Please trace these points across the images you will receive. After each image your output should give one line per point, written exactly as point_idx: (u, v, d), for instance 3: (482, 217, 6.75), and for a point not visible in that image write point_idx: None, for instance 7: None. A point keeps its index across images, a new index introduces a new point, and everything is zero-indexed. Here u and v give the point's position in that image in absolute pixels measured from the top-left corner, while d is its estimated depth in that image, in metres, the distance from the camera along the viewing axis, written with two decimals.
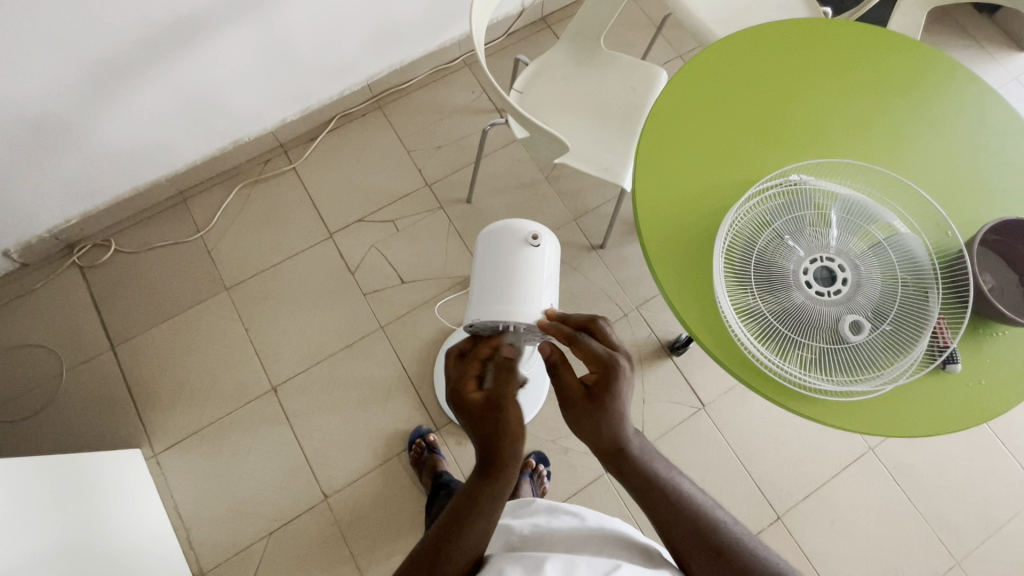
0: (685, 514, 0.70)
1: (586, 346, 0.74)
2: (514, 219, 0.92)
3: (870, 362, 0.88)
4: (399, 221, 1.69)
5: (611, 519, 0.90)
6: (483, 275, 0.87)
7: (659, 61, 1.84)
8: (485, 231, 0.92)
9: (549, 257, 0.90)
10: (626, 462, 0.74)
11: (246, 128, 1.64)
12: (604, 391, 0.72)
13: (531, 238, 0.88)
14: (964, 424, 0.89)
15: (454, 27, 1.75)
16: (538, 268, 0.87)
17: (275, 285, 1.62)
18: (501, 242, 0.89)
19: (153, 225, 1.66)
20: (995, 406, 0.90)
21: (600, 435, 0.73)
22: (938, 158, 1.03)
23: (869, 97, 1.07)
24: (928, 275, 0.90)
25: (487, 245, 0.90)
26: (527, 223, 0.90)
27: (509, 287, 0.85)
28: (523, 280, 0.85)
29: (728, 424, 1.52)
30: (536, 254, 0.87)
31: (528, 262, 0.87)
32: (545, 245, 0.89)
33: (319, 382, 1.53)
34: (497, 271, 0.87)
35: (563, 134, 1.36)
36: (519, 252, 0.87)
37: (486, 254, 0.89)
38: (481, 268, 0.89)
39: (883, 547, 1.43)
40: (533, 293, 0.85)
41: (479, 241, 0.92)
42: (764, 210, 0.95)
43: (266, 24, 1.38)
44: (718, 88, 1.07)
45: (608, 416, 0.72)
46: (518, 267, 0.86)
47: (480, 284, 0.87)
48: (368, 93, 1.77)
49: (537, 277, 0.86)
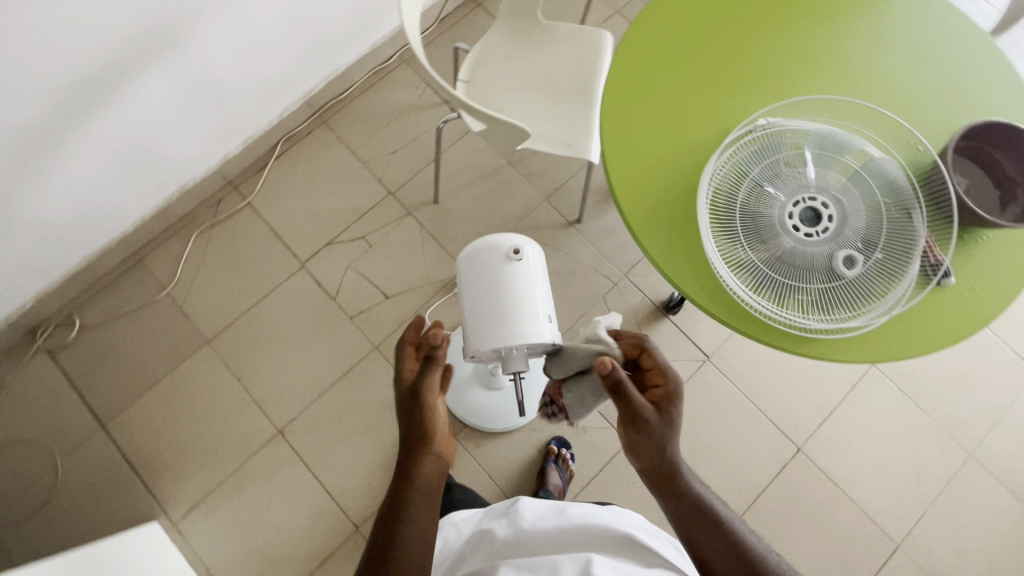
0: (701, 511, 0.76)
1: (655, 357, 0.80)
2: (491, 236, 0.93)
3: (868, 293, 0.88)
4: (370, 236, 1.63)
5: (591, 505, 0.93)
6: (475, 302, 0.88)
7: (598, 21, 1.78)
8: (463, 255, 0.93)
9: (534, 266, 0.91)
10: (678, 484, 0.78)
11: (190, 171, 1.55)
12: (671, 407, 0.78)
13: (512, 253, 0.90)
14: (926, 348, 0.90)
15: (382, 24, 1.67)
16: (527, 282, 0.88)
17: (258, 327, 1.56)
18: (484, 263, 0.90)
19: (116, 292, 1.58)
20: (980, 318, 0.91)
21: (661, 455, 0.78)
22: (896, 73, 1.02)
23: (815, 26, 1.04)
24: (909, 196, 0.90)
25: (470, 270, 0.91)
26: (505, 238, 0.91)
27: (503, 307, 0.86)
28: (516, 298, 0.87)
29: (734, 370, 1.54)
30: (521, 268, 0.89)
31: (516, 278, 0.89)
32: (528, 257, 0.91)
33: (324, 415, 1.50)
34: (487, 294, 0.87)
35: (519, 119, 1.31)
36: (505, 269, 0.89)
37: (472, 278, 0.90)
38: (471, 295, 0.89)
39: (900, 455, 1.48)
40: (529, 308, 0.86)
41: (461, 267, 0.93)
42: (740, 160, 0.94)
43: (186, 60, 1.29)
44: (666, 46, 1.04)
45: (671, 433, 0.78)
46: (507, 284, 0.88)
47: (473, 310, 0.88)
48: (308, 110, 1.69)
49: (530, 292, 0.87)
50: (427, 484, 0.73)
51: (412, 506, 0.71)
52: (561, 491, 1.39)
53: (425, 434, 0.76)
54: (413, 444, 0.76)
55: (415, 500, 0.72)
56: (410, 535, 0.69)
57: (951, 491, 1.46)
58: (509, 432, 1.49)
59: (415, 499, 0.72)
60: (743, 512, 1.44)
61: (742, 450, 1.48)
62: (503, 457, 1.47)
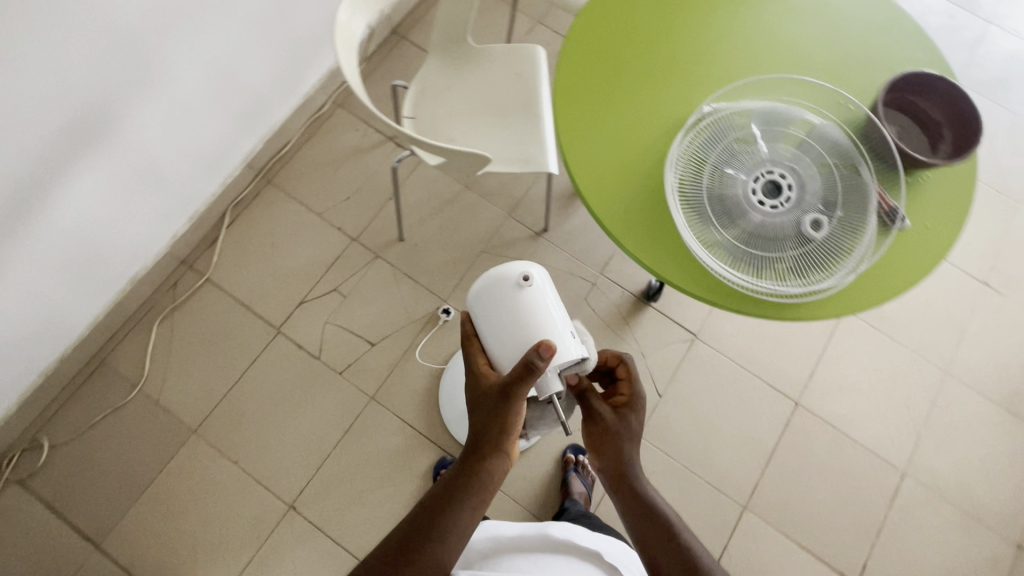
0: (651, 508, 0.79)
1: (631, 367, 0.88)
2: (495, 269, 0.90)
3: (838, 250, 0.94)
4: (342, 286, 1.60)
5: (577, 526, 0.92)
6: (498, 339, 0.85)
7: (522, 34, 1.82)
8: (472, 296, 0.91)
9: (545, 288, 0.88)
10: (627, 488, 0.82)
11: (139, 259, 1.48)
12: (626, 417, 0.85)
13: (522, 281, 0.87)
14: (879, 296, 0.96)
15: (311, 72, 1.64)
16: (544, 306, 0.86)
17: (245, 403, 1.49)
18: (496, 298, 0.87)
19: (82, 401, 1.48)
20: (934, 253, 0.98)
21: (611, 455, 0.84)
22: (814, 41, 1.09)
23: (732, 11, 1.11)
24: (855, 155, 0.96)
25: (484, 310, 0.88)
26: (511, 268, 0.89)
27: (528, 337, 0.84)
28: (536, 325, 0.85)
29: (722, 341, 1.59)
30: (534, 294, 0.86)
31: (532, 305, 0.86)
32: (538, 280, 0.88)
33: (334, 478, 1.45)
34: (507, 329, 0.85)
35: (472, 144, 1.32)
36: (518, 300, 0.86)
37: (488, 317, 0.87)
38: (491, 335, 0.86)
39: (887, 387, 1.57)
40: (553, 332, 0.85)
41: (474, 308, 0.90)
42: (698, 147, 0.98)
43: (116, 147, 1.24)
44: (603, 52, 1.07)
45: (625, 438, 0.84)
46: (525, 314, 0.85)
47: (498, 350, 0.85)
48: (251, 172, 1.64)
49: (548, 315, 0.85)
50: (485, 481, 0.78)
51: (467, 495, 0.76)
52: (587, 497, 1.39)
53: (496, 437, 0.78)
54: (483, 440, 0.78)
55: (471, 491, 0.77)
56: (455, 518, 0.75)
57: (938, 410, 1.56)
58: (523, 452, 1.48)
59: (470, 490, 0.77)
60: (760, 477, 1.49)
61: (746, 416, 1.54)
62: (522, 478, 1.46)
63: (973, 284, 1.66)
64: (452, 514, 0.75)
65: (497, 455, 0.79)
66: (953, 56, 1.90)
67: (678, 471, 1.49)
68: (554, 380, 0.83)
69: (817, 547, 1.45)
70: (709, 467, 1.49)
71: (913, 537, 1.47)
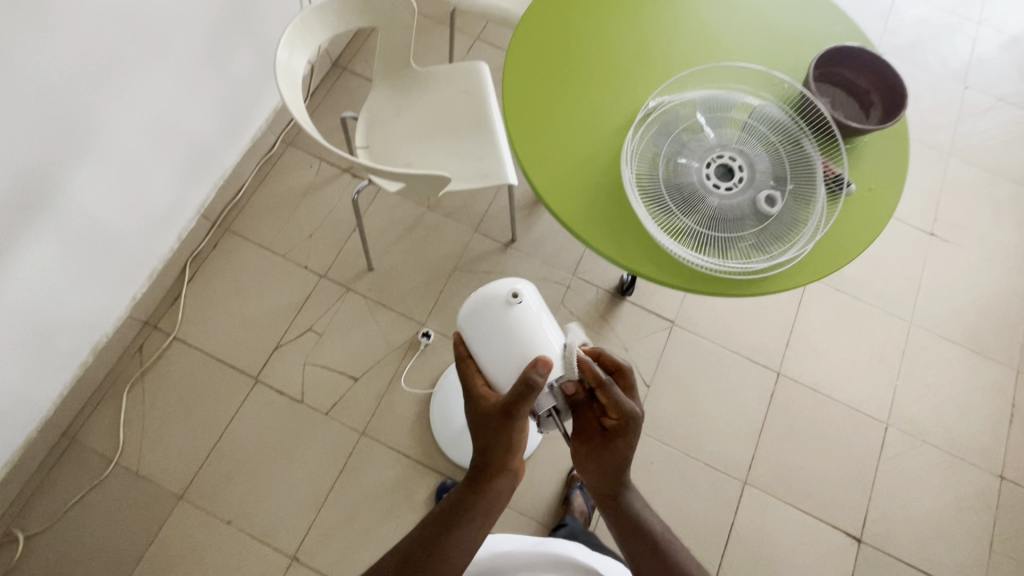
0: (644, 527, 0.80)
1: (612, 393, 0.80)
2: (483, 289, 0.91)
3: (794, 222, 0.98)
4: (317, 324, 1.57)
5: (574, 545, 0.94)
6: (492, 357, 0.86)
7: (463, 53, 1.84)
8: (462, 317, 0.91)
9: (534, 302, 0.90)
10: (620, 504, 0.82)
11: (99, 327, 1.42)
12: (614, 439, 0.82)
13: (511, 298, 0.88)
14: (835, 263, 1.00)
15: (256, 114, 1.62)
16: (534, 322, 0.88)
17: (231, 459, 1.44)
18: (487, 318, 0.88)
19: (56, 485, 1.40)
20: (881, 214, 1.03)
21: (601, 468, 0.84)
22: (741, 29, 1.14)
23: (661, 9, 1.15)
24: (796, 131, 1.01)
25: (476, 330, 0.89)
26: (499, 285, 0.90)
27: (522, 354, 0.85)
28: (528, 339, 0.86)
29: (699, 324, 1.63)
30: (524, 309, 0.88)
31: (523, 322, 0.87)
32: (526, 296, 0.90)
33: (334, 521, 1.41)
34: (500, 345, 0.86)
35: (430, 166, 1.33)
36: (509, 318, 0.87)
37: (479, 337, 0.89)
38: (485, 354, 0.87)
39: (859, 345, 1.64)
40: (546, 347, 0.86)
41: (465, 329, 0.91)
42: (649, 141, 1.01)
43: (59, 216, 1.19)
44: (545, 61, 1.10)
45: (613, 455, 0.82)
46: (517, 329, 0.87)
47: (493, 368, 0.86)
48: (207, 223, 1.60)
49: (539, 327, 0.87)
50: (492, 496, 0.78)
51: (474, 514, 0.76)
52: (587, 516, 1.39)
53: (501, 453, 0.79)
54: (490, 459, 0.79)
55: (478, 511, 0.77)
56: (459, 535, 0.75)
57: (909, 359, 1.63)
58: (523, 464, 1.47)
59: (477, 510, 0.77)
60: (754, 450, 1.53)
61: (733, 393, 1.57)
62: (525, 490, 1.45)
63: (920, 236, 1.76)
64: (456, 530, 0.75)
65: (502, 470, 0.80)
66: (869, 27, 2.02)
67: (676, 458, 1.51)
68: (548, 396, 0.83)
69: (818, 509, 1.49)
70: (705, 449, 1.52)
71: (904, 485, 1.52)
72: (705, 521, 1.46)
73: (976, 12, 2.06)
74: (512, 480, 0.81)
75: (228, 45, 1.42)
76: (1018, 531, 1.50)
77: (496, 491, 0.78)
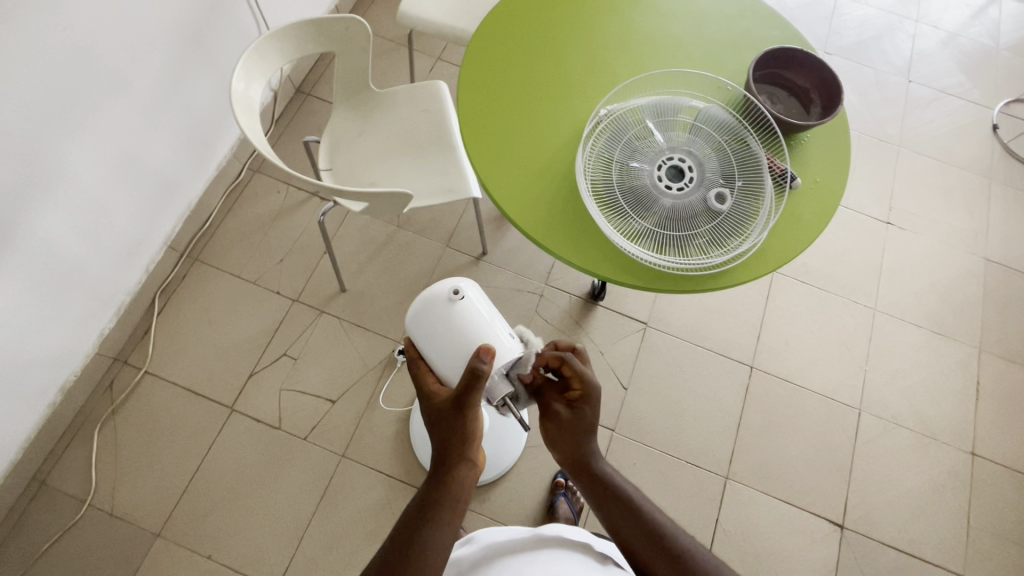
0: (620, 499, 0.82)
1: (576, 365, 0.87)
2: (426, 290, 0.91)
3: (746, 216, 1.01)
4: (292, 349, 1.56)
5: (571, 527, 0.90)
6: (444, 355, 0.87)
7: (425, 73, 1.88)
8: (409, 321, 0.91)
9: (477, 297, 0.90)
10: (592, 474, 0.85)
11: (66, 365, 1.39)
12: (581, 408, 0.87)
13: (453, 295, 0.88)
14: (791, 253, 1.04)
15: (220, 144, 1.63)
16: (479, 315, 0.87)
17: (209, 491, 1.42)
18: (431, 318, 0.89)
19: (25, 532, 1.36)
20: (830, 203, 1.07)
21: (573, 446, 0.87)
22: (684, 36, 1.19)
23: (606, 22, 1.20)
24: (740, 129, 1.05)
25: (423, 331, 0.89)
26: (442, 284, 0.90)
27: (469, 347, 0.85)
28: (474, 334, 0.86)
29: (672, 324, 1.66)
30: (466, 306, 0.88)
31: (467, 317, 0.87)
32: (469, 291, 0.89)
33: (318, 547, 1.38)
34: (449, 344, 0.86)
35: (394, 183, 1.35)
36: (453, 315, 0.87)
37: (428, 337, 0.88)
38: (434, 353, 0.88)
39: (827, 334, 1.68)
40: (493, 338, 0.86)
41: (413, 333, 0.91)
42: (601, 148, 1.05)
43: (22, 255, 1.18)
44: (498, 76, 1.13)
45: (583, 427, 0.87)
46: (462, 326, 0.86)
47: (444, 365, 0.87)
48: (175, 254, 1.60)
49: (485, 322, 0.87)
50: (457, 487, 0.79)
51: (442, 507, 0.76)
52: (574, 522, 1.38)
53: (459, 444, 0.81)
54: (449, 452, 0.80)
55: (445, 504, 0.77)
56: (431, 528, 0.74)
57: (876, 345, 1.68)
58: (506, 475, 1.47)
59: (443, 504, 0.77)
60: (734, 444, 1.55)
61: (709, 389, 1.60)
62: (510, 501, 1.45)
63: (877, 225, 1.82)
64: (426, 526, 0.74)
65: (464, 460, 0.81)
66: (814, 30, 2.11)
67: (658, 458, 1.52)
68: (503, 382, 0.85)
69: (800, 498, 1.51)
70: (686, 447, 1.54)
71: (882, 468, 1.55)
72: (691, 520, 1.47)
73: (914, 11, 2.17)
74: (473, 469, 0.82)
75: (187, 77, 1.43)
76: (994, 506, 1.53)
77: (460, 481, 0.79)
